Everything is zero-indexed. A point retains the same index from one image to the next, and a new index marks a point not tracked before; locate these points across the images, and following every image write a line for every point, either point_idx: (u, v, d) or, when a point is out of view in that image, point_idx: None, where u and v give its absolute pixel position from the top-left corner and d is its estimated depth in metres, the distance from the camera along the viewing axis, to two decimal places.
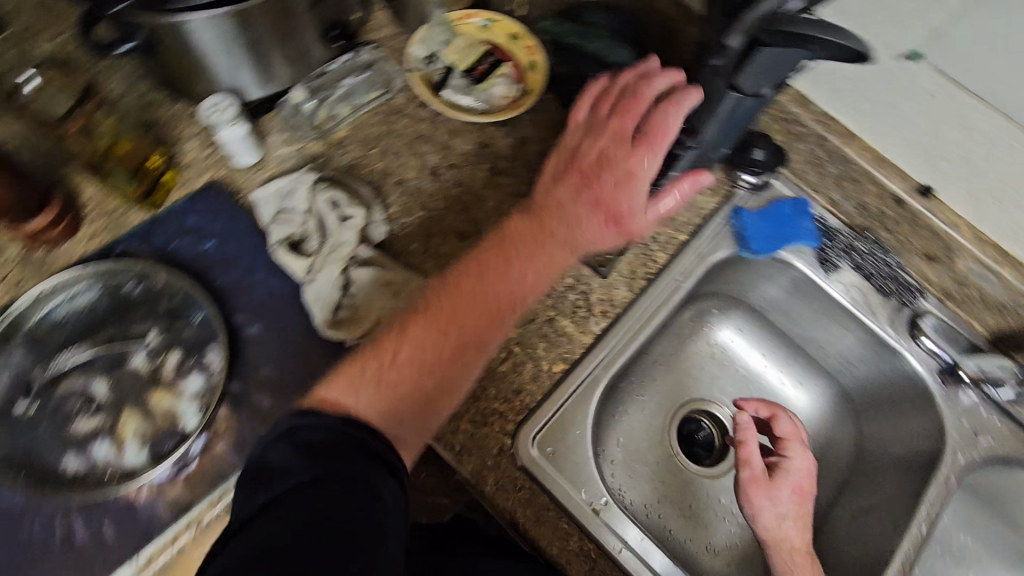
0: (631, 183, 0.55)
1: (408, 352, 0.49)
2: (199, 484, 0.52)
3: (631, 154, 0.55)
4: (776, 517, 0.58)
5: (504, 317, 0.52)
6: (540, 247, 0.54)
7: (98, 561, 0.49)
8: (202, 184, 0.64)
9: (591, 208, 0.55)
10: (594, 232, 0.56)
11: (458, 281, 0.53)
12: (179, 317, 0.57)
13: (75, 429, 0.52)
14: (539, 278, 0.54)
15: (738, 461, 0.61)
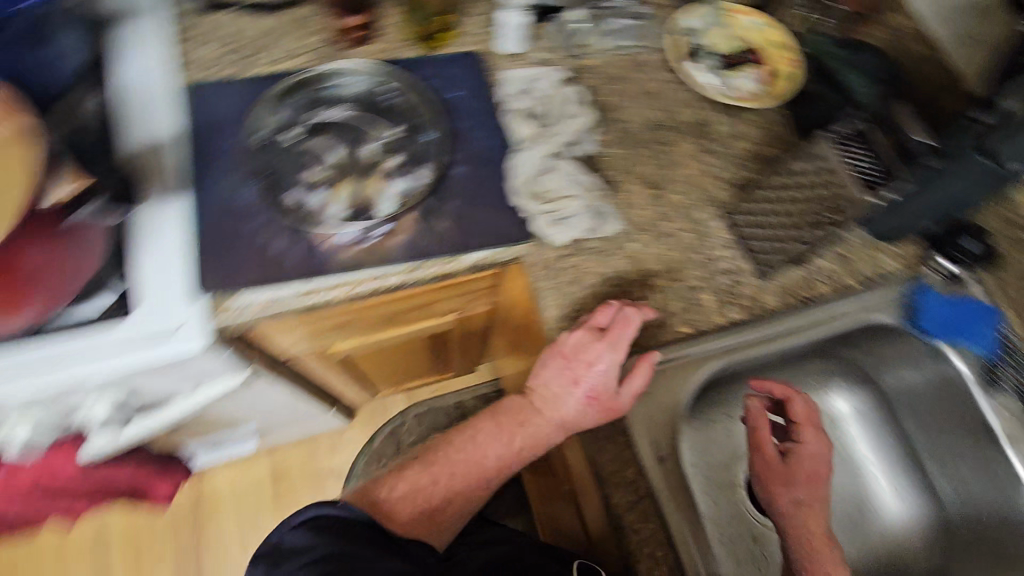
0: (601, 379, 0.60)
1: (423, 484, 0.68)
2: (370, 257, 0.62)
3: (598, 355, 0.60)
4: (791, 500, 0.60)
5: (502, 462, 0.66)
6: (530, 432, 0.63)
7: (280, 269, 0.60)
8: (469, 49, 0.75)
9: (578, 399, 0.60)
10: (570, 410, 0.61)
11: (452, 441, 0.69)
12: (413, 135, 0.68)
13: (308, 172, 0.64)
14: (527, 445, 0.65)
15: (751, 445, 0.64)
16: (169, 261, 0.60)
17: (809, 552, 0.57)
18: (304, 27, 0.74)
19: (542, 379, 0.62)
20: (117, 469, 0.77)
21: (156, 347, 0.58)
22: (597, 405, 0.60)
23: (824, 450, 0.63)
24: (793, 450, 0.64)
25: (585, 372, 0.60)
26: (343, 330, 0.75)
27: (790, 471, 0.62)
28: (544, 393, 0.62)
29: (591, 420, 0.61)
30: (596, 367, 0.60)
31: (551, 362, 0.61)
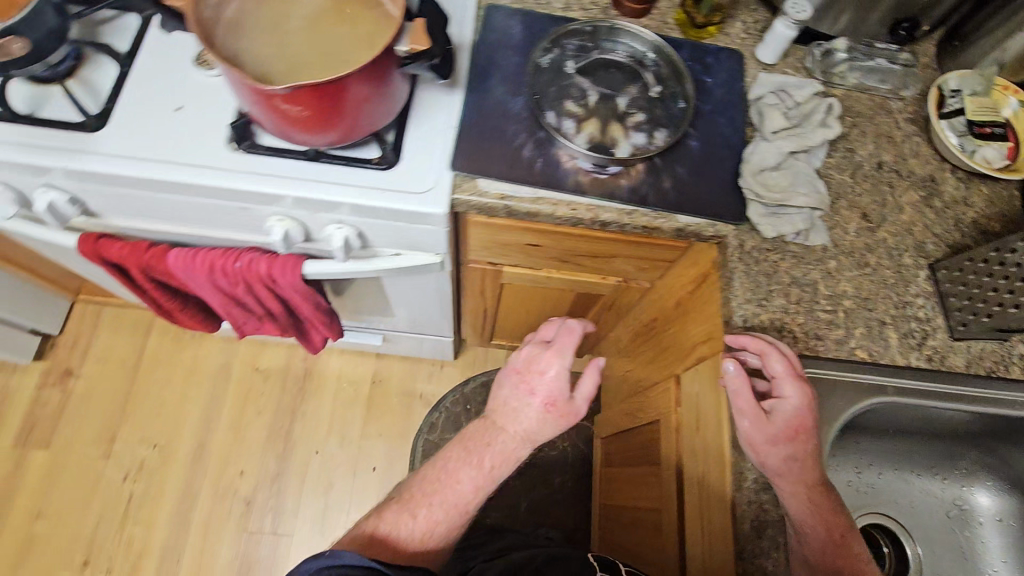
0: (556, 385, 0.69)
1: (413, 509, 0.69)
2: (597, 186, 0.69)
3: (546, 365, 0.70)
4: (782, 461, 0.59)
5: (477, 489, 0.70)
6: (495, 451, 0.70)
7: (522, 172, 0.69)
8: (728, 47, 0.81)
9: (536, 410, 0.69)
10: (534, 417, 0.70)
11: (433, 469, 0.72)
12: (664, 100, 0.74)
13: (566, 103, 0.72)
14: (497, 465, 0.70)
15: (736, 411, 0.61)
16: (436, 138, 0.71)
17: (809, 504, 0.58)
18: None
19: (502, 398, 0.72)
20: (308, 304, 0.85)
21: (410, 200, 0.68)
22: (558, 410, 0.69)
23: (805, 401, 0.60)
24: (778, 407, 0.60)
25: (539, 381, 0.70)
26: (528, 252, 0.83)
27: (781, 433, 0.59)
28: (506, 407, 0.71)
29: (554, 427, 0.70)
30: (546, 374, 0.70)
31: (509, 380, 0.72)
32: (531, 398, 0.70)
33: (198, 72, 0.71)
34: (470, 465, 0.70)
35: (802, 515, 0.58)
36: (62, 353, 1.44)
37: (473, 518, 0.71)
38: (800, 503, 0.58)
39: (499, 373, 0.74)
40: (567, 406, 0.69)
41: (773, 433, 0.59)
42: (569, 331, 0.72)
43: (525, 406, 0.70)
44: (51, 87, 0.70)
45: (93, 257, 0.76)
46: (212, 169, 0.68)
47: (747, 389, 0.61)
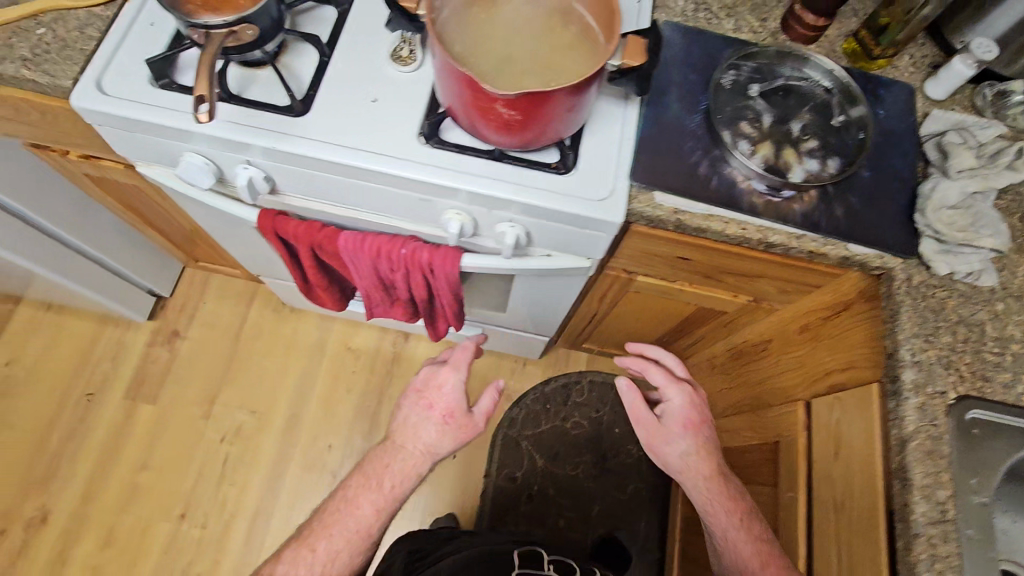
0: (450, 401, 0.82)
1: (316, 541, 0.77)
2: (771, 209, 0.70)
3: (442, 380, 0.83)
4: (677, 460, 0.84)
5: (378, 512, 0.78)
6: (392, 473, 0.79)
7: (699, 188, 0.71)
8: (898, 81, 0.81)
9: (435, 423, 0.81)
10: (433, 431, 0.81)
11: (336, 500, 0.80)
12: (838, 129, 0.75)
13: (742, 124, 0.74)
14: (396, 485, 0.79)
15: (637, 422, 0.86)
16: (614, 146, 0.73)
17: (708, 492, 0.81)
18: (760, 12, 0.84)
19: (402, 419, 0.83)
20: (449, 297, 0.88)
21: (588, 206, 0.70)
22: (457, 420, 0.82)
23: (686, 402, 0.86)
24: (667, 411, 0.86)
25: (435, 398, 0.82)
26: (674, 265, 0.85)
27: (668, 435, 0.85)
28: (405, 428, 0.82)
29: (454, 440, 0.81)
30: (443, 390, 0.83)
31: (410, 400, 0.84)
32: (429, 417, 0.82)
33: (392, 68, 0.75)
34: (369, 491, 0.79)
35: (705, 501, 0.81)
36: (171, 315, 1.51)
37: (377, 542, 0.79)
38: (697, 489, 0.82)
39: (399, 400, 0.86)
40: (461, 418, 0.82)
41: (666, 436, 0.85)
42: (464, 349, 0.86)
43: (423, 423, 0.81)
44: (258, 70, 0.74)
45: (267, 233, 0.81)
46: (403, 160, 0.71)
47: (640, 401, 0.86)
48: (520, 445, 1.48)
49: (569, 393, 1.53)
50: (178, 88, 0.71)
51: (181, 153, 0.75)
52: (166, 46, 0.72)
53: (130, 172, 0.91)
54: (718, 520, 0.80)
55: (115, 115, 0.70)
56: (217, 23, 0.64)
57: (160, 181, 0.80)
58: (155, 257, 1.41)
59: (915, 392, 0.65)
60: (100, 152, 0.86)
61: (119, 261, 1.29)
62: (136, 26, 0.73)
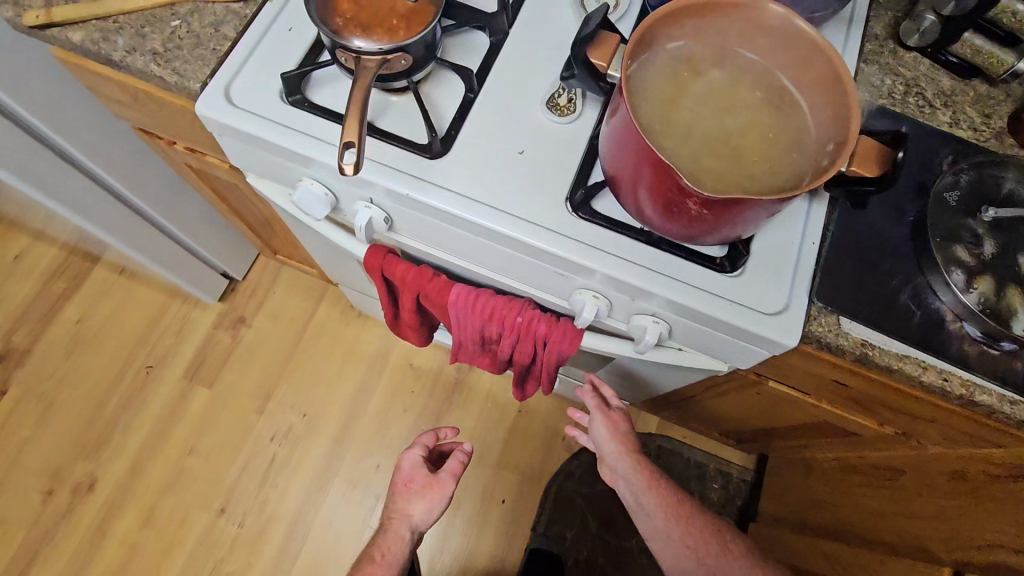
0: (418, 470, 0.91)
1: None
2: (985, 363, 0.57)
3: (413, 454, 0.93)
4: (612, 442, 0.88)
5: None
6: (385, 542, 0.85)
7: (899, 323, 0.58)
8: None
9: (405, 493, 0.90)
10: (413, 496, 0.89)
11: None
12: None
13: (957, 249, 0.59)
14: (387, 553, 0.85)
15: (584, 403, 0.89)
16: (794, 250, 0.61)
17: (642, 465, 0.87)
18: (984, 105, 0.69)
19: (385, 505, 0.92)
20: (551, 370, 0.79)
21: (756, 320, 0.59)
22: (436, 480, 0.90)
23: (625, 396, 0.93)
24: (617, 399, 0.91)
25: (401, 473, 0.92)
26: (825, 386, 0.72)
27: (614, 424, 0.88)
28: (394, 507, 0.89)
29: (426, 500, 0.88)
30: (408, 464, 0.92)
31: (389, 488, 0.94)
32: (396, 490, 0.91)
33: (546, 117, 0.65)
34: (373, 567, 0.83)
35: (631, 477, 0.87)
36: (240, 300, 1.48)
37: None
38: (627, 469, 0.87)
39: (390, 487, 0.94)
40: (431, 479, 0.90)
41: (611, 424, 0.88)
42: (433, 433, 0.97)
43: (395, 497, 0.90)
44: (396, 97, 0.66)
45: (373, 272, 0.73)
46: (544, 228, 0.61)
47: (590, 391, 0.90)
48: (574, 502, 1.38)
49: None
50: (309, 107, 0.63)
51: (299, 177, 0.67)
52: (300, 59, 0.65)
53: (233, 173, 0.84)
54: (644, 490, 0.86)
55: (240, 130, 0.63)
56: (373, 49, 0.58)
57: (270, 198, 0.73)
58: (236, 241, 1.37)
59: None
60: (209, 151, 0.80)
61: (200, 242, 1.25)
62: (273, 30, 0.67)
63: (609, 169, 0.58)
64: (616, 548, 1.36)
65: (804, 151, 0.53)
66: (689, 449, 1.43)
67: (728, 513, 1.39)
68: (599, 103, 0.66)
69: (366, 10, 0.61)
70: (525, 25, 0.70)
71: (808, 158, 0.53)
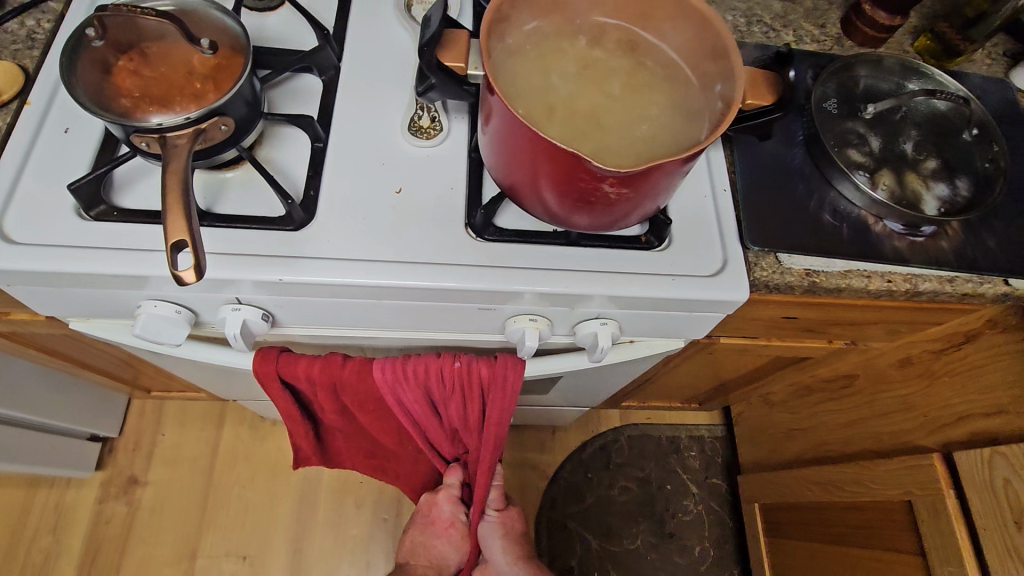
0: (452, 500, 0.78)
1: None
2: (919, 253, 0.57)
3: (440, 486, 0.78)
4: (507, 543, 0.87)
5: None
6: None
7: (830, 240, 0.57)
8: (985, 75, 0.71)
9: (439, 538, 0.83)
10: (443, 536, 0.83)
11: None
12: (960, 144, 0.63)
13: (849, 152, 0.61)
14: None
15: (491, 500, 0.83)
16: (710, 203, 0.58)
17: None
18: (815, 17, 0.74)
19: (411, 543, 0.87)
20: (501, 439, 0.66)
21: (702, 285, 0.55)
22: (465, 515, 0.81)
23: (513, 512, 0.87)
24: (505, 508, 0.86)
25: (433, 516, 0.81)
26: (778, 327, 0.69)
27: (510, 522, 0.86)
28: (424, 548, 0.86)
29: (456, 547, 0.84)
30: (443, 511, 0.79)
31: (415, 527, 0.85)
32: (428, 526, 0.82)
33: (413, 144, 0.57)
34: None
35: None
36: (123, 459, 1.23)
37: None
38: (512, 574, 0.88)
39: (417, 531, 0.84)
40: (461, 529, 0.82)
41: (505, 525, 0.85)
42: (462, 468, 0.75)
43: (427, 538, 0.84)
44: (229, 174, 0.55)
45: (270, 380, 0.59)
46: (453, 265, 0.53)
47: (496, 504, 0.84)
48: (568, 527, 1.30)
49: (609, 455, 1.37)
50: (122, 214, 0.50)
51: (137, 303, 0.54)
52: (92, 162, 0.52)
53: (56, 325, 0.66)
54: None
55: (32, 272, 0.48)
56: (179, 121, 0.46)
57: (108, 337, 0.58)
58: (97, 397, 1.14)
59: None
60: (11, 307, 0.62)
61: (51, 416, 1.01)
62: (42, 137, 0.53)
63: (503, 178, 0.51)
64: (624, 556, 1.29)
65: (694, 101, 0.50)
66: (657, 427, 1.41)
67: (714, 474, 1.38)
68: (464, 114, 0.60)
69: (157, 81, 0.49)
70: (356, 53, 0.62)
71: (699, 106, 0.50)
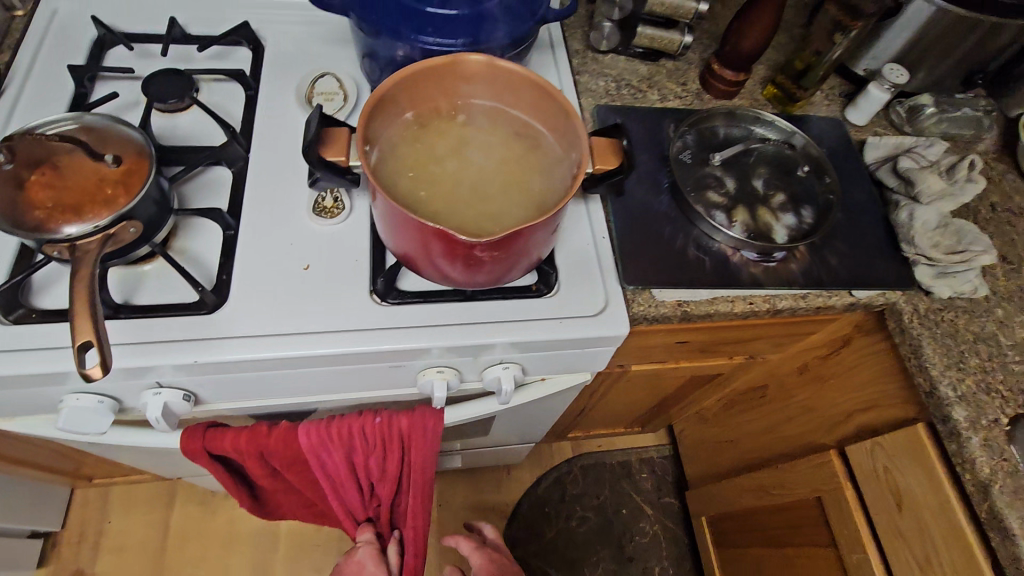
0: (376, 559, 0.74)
1: None
2: (772, 276, 0.66)
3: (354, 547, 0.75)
4: None
5: None
6: None
7: (696, 273, 0.65)
8: (823, 116, 0.83)
9: None
10: None
11: None
12: (801, 178, 0.73)
13: (707, 195, 0.70)
14: None
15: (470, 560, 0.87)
16: (592, 250, 0.66)
17: None
18: (678, 76, 0.84)
19: None
20: (427, 482, 0.69)
21: (588, 324, 0.61)
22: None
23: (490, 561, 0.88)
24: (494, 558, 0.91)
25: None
26: (675, 350, 0.77)
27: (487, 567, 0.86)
28: None
29: None
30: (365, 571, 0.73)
31: None
32: None
33: (318, 224, 0.63)
34: None
35: None
36: (68, 554, 1.20)
37: None
38: None
39: None
40: None
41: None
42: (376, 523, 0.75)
43: None
44: (144, 267, 0.59)
45: (197, 455, 0.63)
46: (360, 330, 0.58)
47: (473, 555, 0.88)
48: (531, 564, 1.32)
49: (564, 487, 1.41)
50: (40, 316, 0.53)
51: (62, 396, 0.57)
52: (11, 269, 0.56)
53: None
54: None
55: None
56: (88, 231, 0.51)
57: (36, 433, 0.60)
58: (36, 492, 1.11)
59: (973, 430, 0.61)
60: None
61: None
62: None
63: (396, 250, 0.58)
64: None
65: (555, 167, 0.57)
66: (608, 454, 1.46)
67: (667, 493, 1.43)
68: (365, 191, 0.66)
69: (70, 190, 0.53)
70: (262, 145, 0.68)
71: (560, 172, 0.57)
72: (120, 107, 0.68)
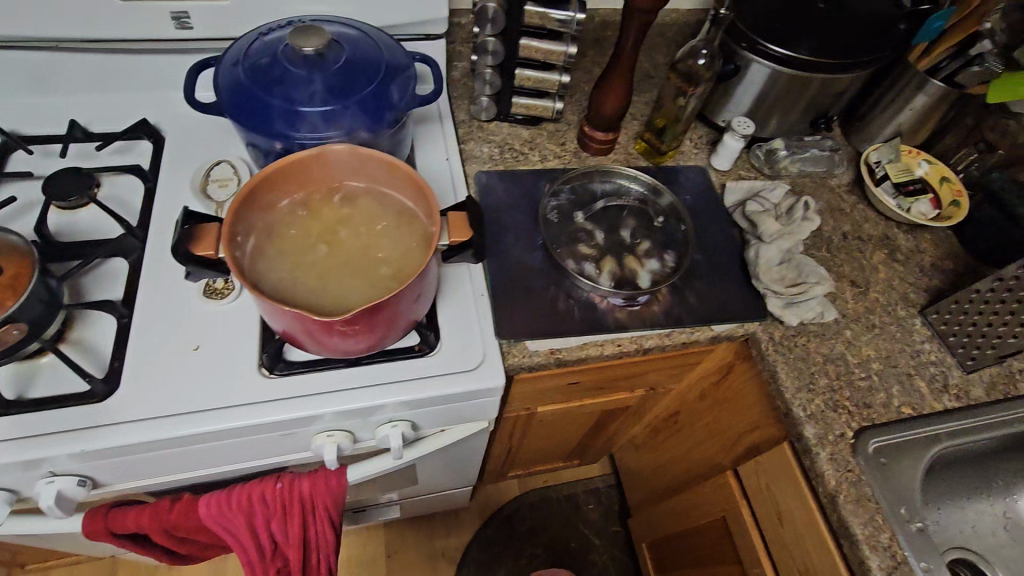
0: None
1: None
2: (637, 319, 0.73)
3: None
4: None
5: None
6: None
7: (566, 322, 0.71)
8: (690, 164, 0.91)
9: None
10: None
11: None
12: (663, 226, 0.81)
13: (580, 249, 0.78)
14: None
15: None
16: (473, 307, 0.70)
17: None
18: (557, 136, 0.91)
19: None
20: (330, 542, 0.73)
21: (466, 379, 0.66)
22: None
23: None
24: None
25: None
26: (568, 391, 0.82)
27: None
28: None
29: None
30: None
31: None
32: None
33: (211, 306, 0.68)
34: None
35: None
36: None
37: None
38: None
39: None
40: None
41: None
42: None
43: None
44: (40, 361, 0.62)
45: (103, 534, 0.66)
46: (247, 404, 0.62)
47: None
48: None
49: (513, 526, 1.43)
50: None
51: None
52: None
53: None
54: None
55: None
56: None
57: None
58: None
59: (821, 446, 0.68)
60: None
61: None
62: None
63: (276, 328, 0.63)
64: None
65: (416, 241, 0.63)
66: (554, 488, 1.49)
67: (614, 522, 1.46)
68: None
69: None
70: (157, 234, 0.72)
71: (419, 246, 0.63)
72: (19, 208, 0.72)
